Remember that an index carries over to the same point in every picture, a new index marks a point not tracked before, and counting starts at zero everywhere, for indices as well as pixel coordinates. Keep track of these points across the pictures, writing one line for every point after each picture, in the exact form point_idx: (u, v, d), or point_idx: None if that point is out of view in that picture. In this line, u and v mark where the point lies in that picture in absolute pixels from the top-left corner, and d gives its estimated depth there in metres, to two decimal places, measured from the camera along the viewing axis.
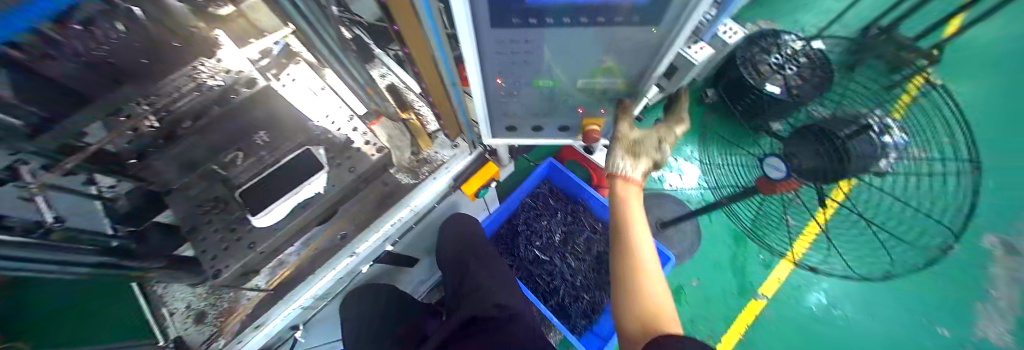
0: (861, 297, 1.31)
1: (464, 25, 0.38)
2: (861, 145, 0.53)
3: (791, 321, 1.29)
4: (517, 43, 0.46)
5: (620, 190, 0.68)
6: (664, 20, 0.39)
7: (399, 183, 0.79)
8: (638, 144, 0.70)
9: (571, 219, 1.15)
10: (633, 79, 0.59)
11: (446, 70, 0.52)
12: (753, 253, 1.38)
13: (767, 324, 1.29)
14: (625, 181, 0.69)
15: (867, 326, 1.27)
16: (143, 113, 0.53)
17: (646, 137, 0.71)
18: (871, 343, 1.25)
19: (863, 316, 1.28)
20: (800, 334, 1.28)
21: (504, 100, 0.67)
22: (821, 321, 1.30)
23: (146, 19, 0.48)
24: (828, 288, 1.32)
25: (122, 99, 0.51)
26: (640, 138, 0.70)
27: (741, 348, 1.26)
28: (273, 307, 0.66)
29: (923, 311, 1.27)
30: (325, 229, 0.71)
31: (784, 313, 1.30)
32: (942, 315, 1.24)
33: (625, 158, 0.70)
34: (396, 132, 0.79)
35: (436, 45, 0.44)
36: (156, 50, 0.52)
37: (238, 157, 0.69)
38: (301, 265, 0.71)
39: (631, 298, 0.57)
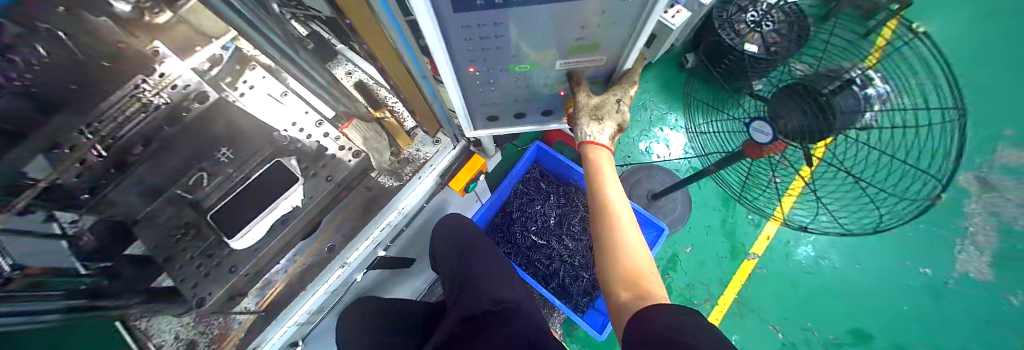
0: (847, 246, 1.37)
1: (422, 12, 0.35)
2: (845, 102, 0.53)
3: (782, 275, 1.35)
4: (486, 27, 0.43)
5: (590, 156, 0.67)
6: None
7: (382, 186, 0.75)
8: (599, 108, 0.65)
9: (563, 202, 1.13)
10: (612, 55, 0.58)
11: (413, 63, 0.48)
12: (742, 214, 1.43)
13: (759, 280, 1.35)
14: (594, 145, 0.67)
15: (852, 272, 1.35)
16: (88, 142, 0.49)
17: (607, 99, 0.66)
18: (856, 288, 1.33)
19: (849, 263, 1.35)
20: (791, 285, 1.34)
21: (481, 89, 0.63)
22: (811, 272, 1.35)
23: (69, 40, 0.42)
24: (814, 241, 1.38)
25: (63, 130, 0.47)
26: (600, 102, 0.66)
27: (736, 306, 1.32)
28: (268, 327, 0.64)
29: (905, 255, 1.36)
30: (312, 243, 0.69)
31: (774, 268, 1.36)
32: (918, 257, 1.35)
33: (591, 122, 0.66)
34: (371, 133, 0.72)
35: (397, 37, 0.41)
36: (87, 75, 0.47)
37: (203, 178, 0.63)
38: (290, 283, 0.67)
39: (611, 257, 0.55)
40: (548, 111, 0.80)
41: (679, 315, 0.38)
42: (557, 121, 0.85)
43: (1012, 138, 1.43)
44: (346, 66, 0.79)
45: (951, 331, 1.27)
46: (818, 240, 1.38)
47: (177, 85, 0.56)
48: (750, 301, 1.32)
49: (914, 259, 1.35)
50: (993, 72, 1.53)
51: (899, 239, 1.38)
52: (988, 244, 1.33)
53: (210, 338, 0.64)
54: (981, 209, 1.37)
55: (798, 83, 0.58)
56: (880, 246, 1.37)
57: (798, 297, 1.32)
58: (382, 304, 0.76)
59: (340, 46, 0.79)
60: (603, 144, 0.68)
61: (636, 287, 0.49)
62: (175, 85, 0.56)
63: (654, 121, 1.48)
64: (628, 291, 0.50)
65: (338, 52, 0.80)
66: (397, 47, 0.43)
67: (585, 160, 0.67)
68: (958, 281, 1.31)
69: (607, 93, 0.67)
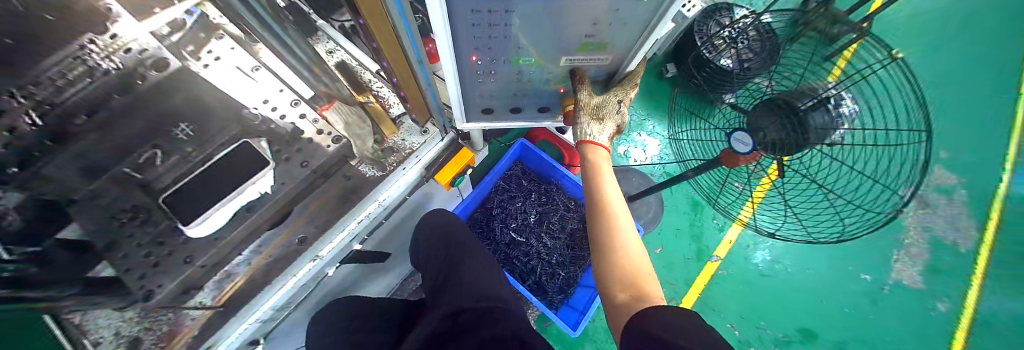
0: (799, 251, 1.46)
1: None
2: (819, 118, 0.55)
3: (741, 276, 1.41)
4: (496, 13, 0.41)
5: (590, 156, 0.65)
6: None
7: (364, 176, 0.71)
8: (600, 107, 0.66)
9: (545, 200, 1.09)
10: (619, 54, 0.58)
11: (411, 46, 0.46)
12: (708, 218, 1.48)
13: (721, 282, 1.40)
14: (593, 145, 0.66)
15: (802, 276, 1.43)
16: (21, 109, 0.39)
17: (608, 100, 0.66)
18: (806, 291, 1.42)
19: (800, 267, 1.44)
20: (749, 287, 1.40)
21: (479, 80, 0.61)
22: (767, 276, 1.43)
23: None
24: (771, 246, 1.45)
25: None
26: (601, 102, 0.66)
27: (700, 306, 1.37)
28: (226, 325, 0.59)
29: (851, 261, 1.46)
30: (279, 235, 0.63)
31: (735, 271, 1.42)
32: (864, 264, 1.45)
33: (591, 122, 0.66)
34: (354, 118, 0.68)
35: (398, 21, 0.38)
36: (38, 35, 0.37)
37: (157, 156, 0.56)
38: (253, 277, 0.61)
39: (608, 257, 0.55)
40: (545, 108, 0.78)
41: (676, 314, 0.38)
42: (551, 119, 0.83)
43: (946, 161, 1.57)
44: (325, 42, 0.74)
45: (887, 332, 1.37)
46: (774, 246, 1.45)
47: (131, 49, 0.47)
48: (712, 301, 1.38)
49: (860, 265, 1.45)
50: (952, 99, 1.65)
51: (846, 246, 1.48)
52: (919, 253, 1.45)
53: (157, 335, 0.56)
54: (917, 224, 1.49)
55: (778, 97, 0.59)
56: (829, 254, 1.46)
57: (754, 298, 1.39)
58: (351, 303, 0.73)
59: (320, 21, 0.75)
60: (602, 143, 0.67)
61: (634, 289, 0.49)
62: (129, 49, 0.47)
63: (633, 126, 1.48)
64: (625, 292, 0.49)
65: (318, 28, 0.75)
66: (397, 28, 0.40)
67: (584, 159, 0.66)
68: (892, 287, 1.42)
69: (607, 93, 0.68)
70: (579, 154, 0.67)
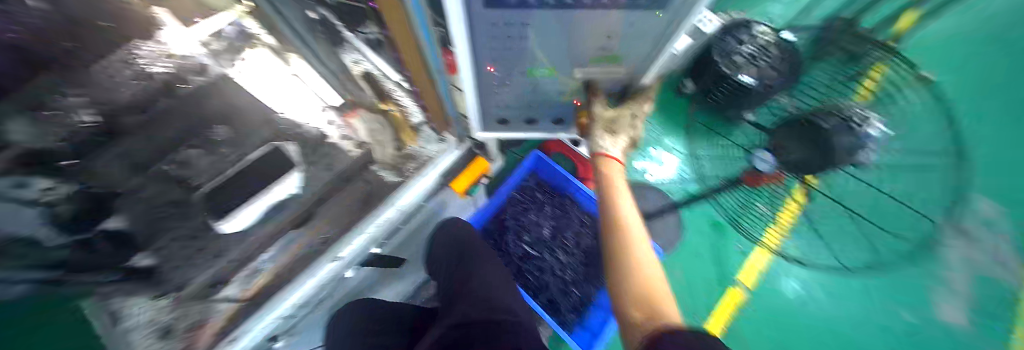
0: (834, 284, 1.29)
1: (455, 9, 0.34)
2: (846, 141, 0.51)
3: (765, 305, 1.30)
4: (513, 26, 0.42)
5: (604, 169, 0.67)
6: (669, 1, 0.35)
7: (382, 180, 0.74)
8: (614, 121, 0.67)
9: (559, 213, 1.08)
10: (633, 70, 0.58)
11: (431, 56, 0.47)
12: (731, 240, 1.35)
13: (744, 312, 1.31)
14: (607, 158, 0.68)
15: (833, 309, 1.28)
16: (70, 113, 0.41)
17: (622, 115, 0.68)
18: (839, 326, 1.27)
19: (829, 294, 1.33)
20: (773, 317, 1.30)
21: (496, 91, 0.62)
22: (796, 306, 1.30)
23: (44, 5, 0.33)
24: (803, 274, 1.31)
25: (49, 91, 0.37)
26: (616, 116, 0.66)
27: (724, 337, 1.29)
28: (250, 318, 0.60)
29: (896, 299, 1.25)
30: (304, 234, 0.66)
31: (759, 299, 1.31)
32: (907, 300, 1.23)
33: (605, 134, 0.67)
34: (376, 126, 0.73)
35: (419, 32, 0.39)
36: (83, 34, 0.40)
37: (194, 155, 0.58)
38: (278, 274, 0.65)
39: (622, 273, 0.54)
40: (560, 120, 0.79)
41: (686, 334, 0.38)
42: (567, 131, 0.84)
43: None
44: None
45: None
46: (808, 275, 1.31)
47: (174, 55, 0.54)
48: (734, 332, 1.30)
49: (903, 302, 1.24)
50: None
51: (899, 281, 1.25)
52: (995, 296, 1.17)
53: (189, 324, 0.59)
54: None
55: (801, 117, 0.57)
56: None
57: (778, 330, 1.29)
58: (369, 308, 0.74)
59: None
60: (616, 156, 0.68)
61: (649, 308, 0.48)
62: (173, 55, 0.54)
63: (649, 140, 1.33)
64: (639, 311, 0.48)
65: None
66: (417, 38, 0.41)
67: (596, 173, 0.67)
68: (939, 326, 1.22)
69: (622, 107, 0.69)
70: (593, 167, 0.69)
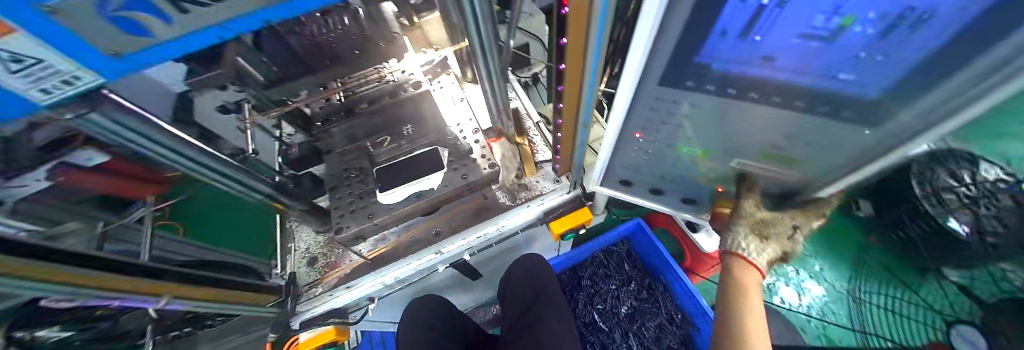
0: None
1: (629, 82, 0.40)
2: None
3: None
4: (673, 104, 0.46)
5: (736, 272, 0.60)
6: (878, 111, 0.36)
7: (496, 200, 0.82)
8: (767, 224, 0.61)
9: (644, 294, 0.99)
10: (810, 174, 0.54)
11: (585, 112, 0.55)
12: None
13: None
14: (743, 263, 0.60)
15: None
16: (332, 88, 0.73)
17: (778, 218, 0.61)
18: None
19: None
20: None
21: (633, 155, 0.64)
22: None
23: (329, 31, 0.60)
24: None
25: (316, 75, 0.68)
26: (769, 219, 0.61)
27: None
28: (365, 274, 0.72)
29: None
30: (426, 222, 0.78)
31: None
32: None
33: (749, 235, 0.61)
34: (510, 153, 0.84)
35: (586, 92, 0.48)
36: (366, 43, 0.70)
37: (385, 140, 0.80)
38: (397, 247, 0.76)
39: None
40: (689, 199, 0.75)
41: None
42: (695, 212, 0.79)
43: None
44: (514, 99, 0.94)
45: None
46: None
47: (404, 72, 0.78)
48: None
49: None
50: None
51: None
52: None
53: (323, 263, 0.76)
54: None
55: None
56: None
57: None
58: (443, 309, 0.80)
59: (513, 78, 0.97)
60: (758, 266, 0.60)
61: None
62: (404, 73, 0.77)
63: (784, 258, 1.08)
64: None
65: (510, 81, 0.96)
66: (583, 96, 0.50)
67: (726, 274, 0.61)
68: None
69: (777, 213, 0.63)
70: (722, 263, 0.64)
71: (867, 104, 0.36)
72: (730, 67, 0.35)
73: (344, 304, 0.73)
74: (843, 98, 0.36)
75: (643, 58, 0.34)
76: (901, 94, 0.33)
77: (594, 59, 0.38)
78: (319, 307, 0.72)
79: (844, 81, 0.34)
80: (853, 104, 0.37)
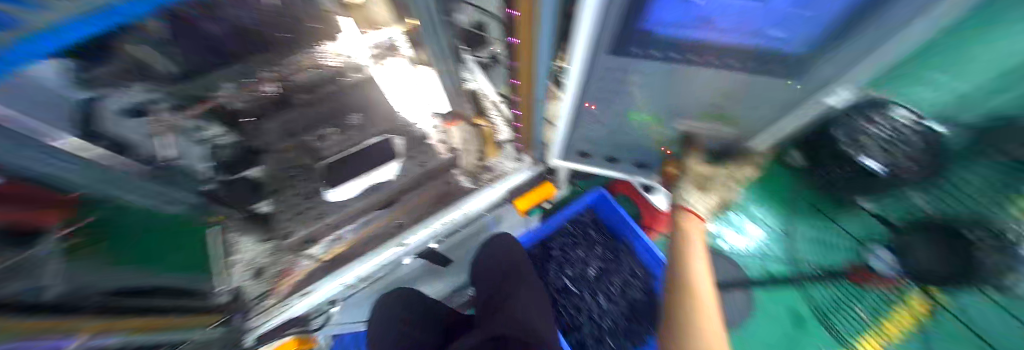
0: None
1: (582, 48, 0.39)
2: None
3: None
4: (626, 72, 0.45)
5: (683, 224, 0.66)
6: (808, 67, 0.38)
7: (458, 185, 0.79)
8: (709, 179, 0.67)
9: (610, 256, 1.04)
10: (744, 132, 0.58)
11: (540, 86, 0.52)
12: None
13: None
14: (689, 216, 0.67)
15: None
16: (265, 78, 0.68)
17: (717, 173, 0.67)
18: None
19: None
20: None
21: (589, 126, 0.64)
22: None
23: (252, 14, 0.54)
24: None
25: (247, 65, 0.63)
26: (711, 174, 0.66)
27: None
28: (323, 278, 0.68)
29: None
30: (385, 215, 0.73)
31: None
32: None
33: (693, 190, 0.69)
34: (469, 136, 0.80)
35: (540, 70, 0.45)
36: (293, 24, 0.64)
37: (328, 133, 0.72)
38: (354, 245, 0.72)
39: (691, 342, 0.51)
40: (642, 164, 0.78)
41: None
42: (646, 176, 0.82)
43: None
44: None
45: None
46: None
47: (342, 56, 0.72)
48: None
49: None
50: None
51: None
52: None
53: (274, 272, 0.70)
54: None
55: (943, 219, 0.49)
56: None
57: None
58: (417, 301, 0.77)
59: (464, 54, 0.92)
60: (699, 215, 0.67)
61: None
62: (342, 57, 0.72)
63: None
64: None
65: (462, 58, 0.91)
66: (536, 71, 0.47)
67: (676, 227, 0.67)
68: None
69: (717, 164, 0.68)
70: (673, 218, 0.70)
71: (790, 61, 0.38)
72: (675, 28, 0.36)
73: (303, 311, 0.69)
74: (778, 58, 0.38)
75: (592, 25, 0.32)
76: (821, 48, 0.35)
77: (546, 34, 0.35)
78: (275, 318, 0.66)
79: (778, 40, 0.35)
80: (785, 62, 0.38)
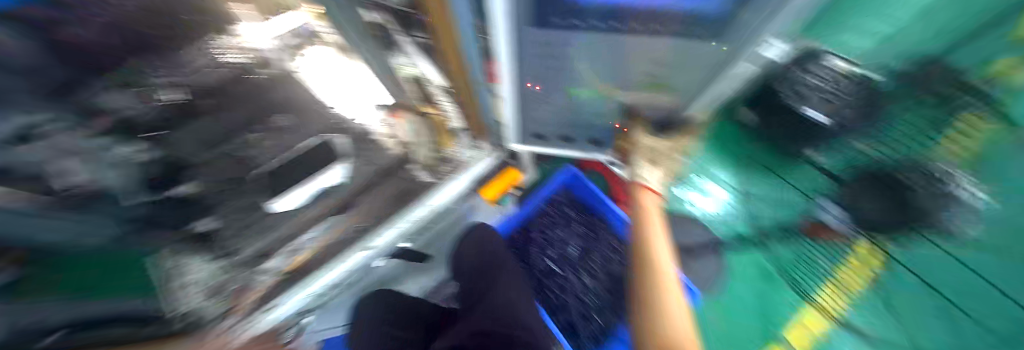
0: None
1: (500, 26, 0.36)
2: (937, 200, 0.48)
3: None
4: (555, 46, 0.43)
5: (639, 200, 0.68)
6: (741, 37, 0.35)
7: (418, 180, 0.77)
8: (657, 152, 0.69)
9: (589, 234, 1.05)
10: (679, 98, 0.57)
11: (474, 70, 0.49)
12: None
13: None
14: (646, 191, 0.68)
15: None
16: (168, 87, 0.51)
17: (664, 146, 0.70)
18: None
19: None
20: None
21: (537, 107, 0.63)
22: None
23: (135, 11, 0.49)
24: None
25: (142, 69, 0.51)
26: (657, 147, 0.70)
27: None
28: (287, 291, 0.63)
29: None
30: (343, 220, 0.71)
31: None
32: None
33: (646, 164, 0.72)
34: (420, 127, 0.74)
35: (467, 46, 0.42)
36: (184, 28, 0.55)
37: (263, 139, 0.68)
38: (318, 251, 0.68)
39: (658, 312, 0.52)
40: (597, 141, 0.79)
41: None
42: (603, 154, 0.83)
43: None
44: None
45: None
46: None
47: None
48: None
49: None
50: None
51: None
52: None
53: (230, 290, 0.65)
54: None
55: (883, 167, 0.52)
56: None
57: None
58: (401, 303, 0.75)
59: None
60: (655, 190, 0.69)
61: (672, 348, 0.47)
62: None
63: None
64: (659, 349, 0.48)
65: None
66: (464, 52, 0.44)
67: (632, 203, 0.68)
68: None
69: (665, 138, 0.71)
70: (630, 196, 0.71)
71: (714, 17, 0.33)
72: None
73: (271, 328, 0.64)
74: (707, 24, 0.35)
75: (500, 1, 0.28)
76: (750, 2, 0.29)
77: (455, 10, 0.32)
78: None
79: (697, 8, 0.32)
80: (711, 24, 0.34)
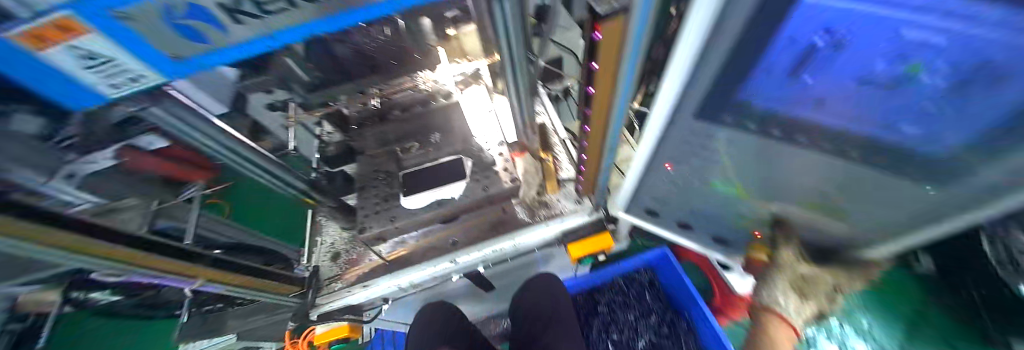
0: None
1: (660, 110, 0.40)
2: None
3: None
4: (703, 136, 0.45)
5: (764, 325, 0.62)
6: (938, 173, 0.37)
7: (515, 215, 0.82)
8: (809, 282, 0.62)
9: (664, 330, 0.96)
10: (859, 232, 0.57)
11: (612, 138, 0.54)
12: None
13: None
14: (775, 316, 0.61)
15: None
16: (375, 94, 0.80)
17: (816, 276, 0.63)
18: None
19: None
20: None
21: (660, 184, 0.63)
22: None
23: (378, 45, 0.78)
24: None
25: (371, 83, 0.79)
26: (812, 277, 0.62)
27: None
28: (380, 276, 0.76)
29: None
30: (444, 230, 0.80)
31: None
32: None
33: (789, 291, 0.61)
34: (532, 169, 0.84)
35: (616, 119, 0.47)
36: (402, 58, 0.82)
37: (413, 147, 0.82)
38: (415, 250, 0.79)
39: None
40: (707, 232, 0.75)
41: None
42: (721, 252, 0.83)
43: None
44: (542, 113, 0.98)
45: None
46: None
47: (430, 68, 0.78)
48: None
49: None
50: None
51: None
52: None
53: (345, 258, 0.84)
54: None
55: None
56: None
57: None
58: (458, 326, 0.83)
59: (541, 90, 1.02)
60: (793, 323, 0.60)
61: None
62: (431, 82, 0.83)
63: None
64: None
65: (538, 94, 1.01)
66: (610, 122, 0.50)
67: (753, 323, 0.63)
68: None
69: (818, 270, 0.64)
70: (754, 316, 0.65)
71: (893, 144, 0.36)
72: (770, 99, 0.36)
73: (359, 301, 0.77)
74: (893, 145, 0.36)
75: (681, 81, 0.33)
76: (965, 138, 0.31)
77: (623, 90, 0.38)
78: (337, 302, 0.76)
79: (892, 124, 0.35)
80: (926, 163, 0.37)
